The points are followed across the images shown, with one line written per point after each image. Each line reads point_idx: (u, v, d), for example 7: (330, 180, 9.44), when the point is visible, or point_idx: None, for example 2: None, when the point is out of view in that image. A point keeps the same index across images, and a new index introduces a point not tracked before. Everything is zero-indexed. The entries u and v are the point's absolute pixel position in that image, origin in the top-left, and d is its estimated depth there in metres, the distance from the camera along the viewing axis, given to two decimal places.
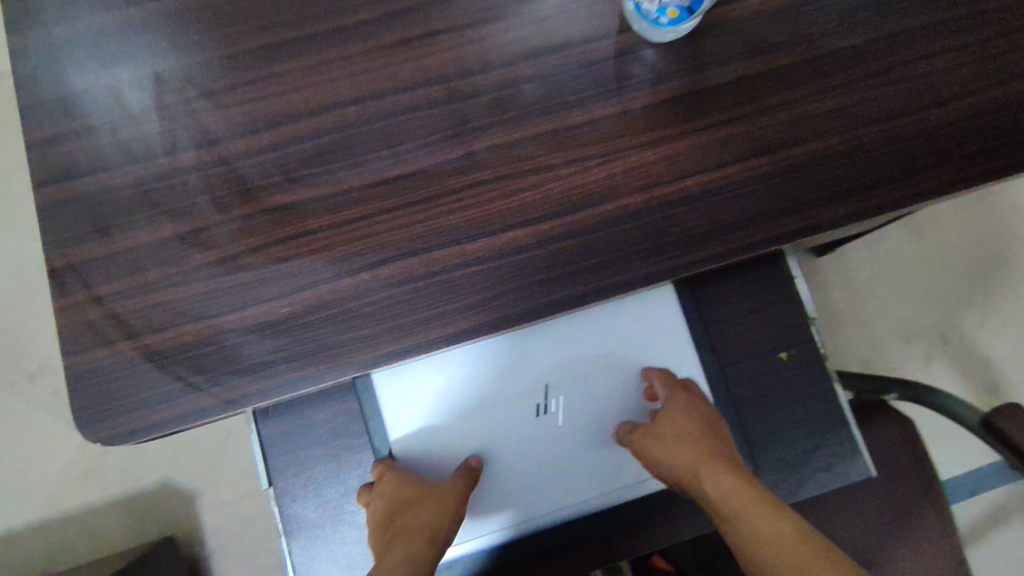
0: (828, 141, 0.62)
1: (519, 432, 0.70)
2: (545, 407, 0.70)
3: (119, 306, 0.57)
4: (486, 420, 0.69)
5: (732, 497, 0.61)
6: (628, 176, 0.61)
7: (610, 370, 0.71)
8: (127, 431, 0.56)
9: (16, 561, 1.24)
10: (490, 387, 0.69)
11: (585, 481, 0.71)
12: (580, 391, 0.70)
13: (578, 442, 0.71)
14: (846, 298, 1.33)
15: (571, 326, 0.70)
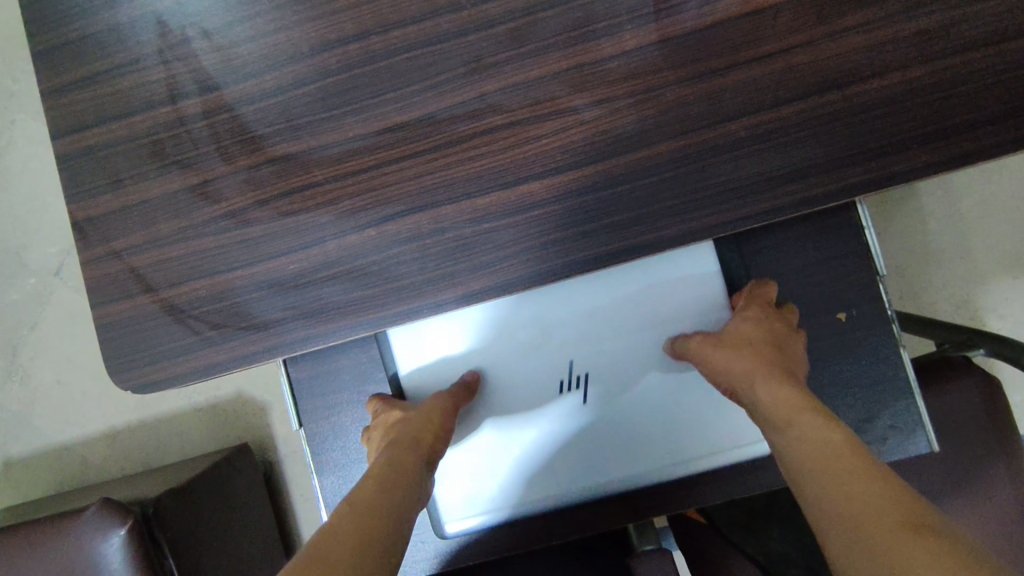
0: (911, 73, 0.51)
1: (543, 402, 0.68)
2: (569, 382, 0.67)
3: (137, 260, 0.58)
4: (506, 387, 0.68)
5: (784, 405, 0.54)
6: (662, 117, 0.54)
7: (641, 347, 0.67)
8: (154, 380, 0.58)
9: (120, 455, 1.40)
10: (510, 353, 0.67)
11: (610, 462, 0.68)
12: (606, 367, 0.67)
13: (604, 419, 0.68)
14: (942, 229, 1.17)
15: (601, 291, 0.66)
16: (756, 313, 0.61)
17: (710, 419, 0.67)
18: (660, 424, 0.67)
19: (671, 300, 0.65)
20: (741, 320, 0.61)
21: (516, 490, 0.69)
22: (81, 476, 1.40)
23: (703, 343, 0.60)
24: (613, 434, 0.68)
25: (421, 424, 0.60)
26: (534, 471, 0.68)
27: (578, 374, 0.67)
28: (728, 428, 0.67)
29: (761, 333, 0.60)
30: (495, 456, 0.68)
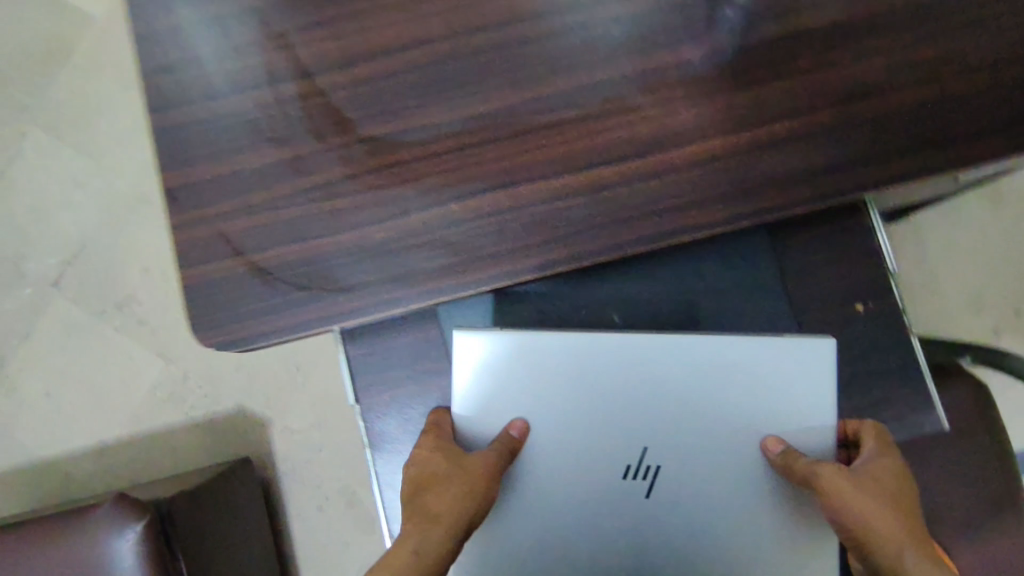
0: (923, 90, 0.61)
1: (601, 487, 0.65)
2: (638, 468, 0.64)
3: (228, 226, 0.62)
4: (564, 458, 0.65)
5: None
6: (716, 116, 0.62)
7: (728, 445, 0.64)
8: (238, 338, 0.61)
9: (108, 471, 1.35)
10: (579, 423, 0.65)
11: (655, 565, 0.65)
12: (682, 460, 0.64)
13: (662, 521, 0.65)
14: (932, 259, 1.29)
15: (698, 372, 0.64)
16: (890, 470, 0.57)
17: (772, 551, 0.64)
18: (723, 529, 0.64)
19: (780, 404, 0.63)
20: (876, 464, 0.57)
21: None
22: (63, 494, 1.35)
23: (839, 476, 0.55)
24: (662, 547, 0.65)
25: (469, 501, 0.57)
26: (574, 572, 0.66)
27: (649, 463, 0.64)
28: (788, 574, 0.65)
29: (902, 498, 0.54)
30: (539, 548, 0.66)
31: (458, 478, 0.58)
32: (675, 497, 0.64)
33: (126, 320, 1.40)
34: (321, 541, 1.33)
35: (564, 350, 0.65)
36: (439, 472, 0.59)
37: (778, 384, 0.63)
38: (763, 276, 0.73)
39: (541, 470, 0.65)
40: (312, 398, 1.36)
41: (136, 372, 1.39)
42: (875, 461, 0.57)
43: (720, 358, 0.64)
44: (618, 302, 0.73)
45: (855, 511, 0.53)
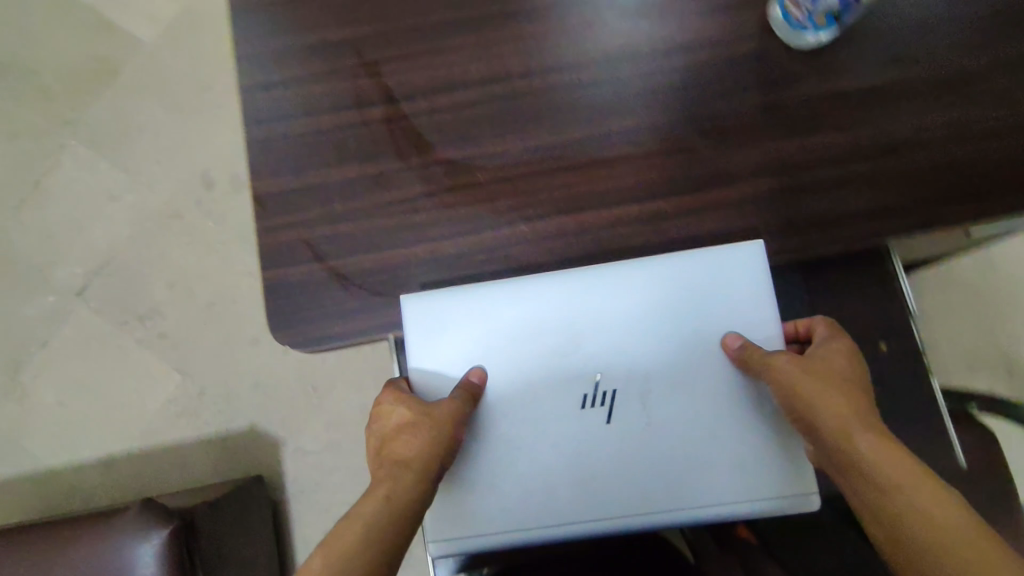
0: (947, 149, 0.68)
1: (562, 419, 0.66)
2: (593, 397, 0.66)
3: (311, 233, 0.66)
4: (517, 407, 0.66)
5: (892, 468, 0.52)
6: (764, 161, 0.68)
7: (678, 378, 0.66)
8: (311, 338, 0.64)
9: (114, 484, 1.34)
10: (535, 377, 0.66)
11: (645, 506, 0.65)
12: (637, 388, 0.66)
13: (643, 445, 0.65)
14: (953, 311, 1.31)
15: (633, 296, 0.67)
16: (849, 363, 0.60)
17: (749, 466, 0.65)
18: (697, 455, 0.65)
19: (718, 314, 0.67)
20: (837, 358, 0.60)
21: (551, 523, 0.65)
22: (65, 506, 1.33)
23: (797, 365, 0.59)
24: (642, 470, 0.65)
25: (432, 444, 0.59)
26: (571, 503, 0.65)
27: (605, 390, 0.66)
28: (769, 465, 0.65)
29: (849, 373, 0.59)
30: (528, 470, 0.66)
31: (420, 426, 0.60)
32: (639, 419, 0.66)
33: (148, 332, 1.42)
34: None
35: (517, 285, 0.66)
36: (400, 425, 0.61)
37: (719, 296, 0.67)
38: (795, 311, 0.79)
39: (502, 408, 0.66)
40: (327, 420, 1.37)
41: (152, 385, 1.40)
42: (837, 353, 0.61)
43: (671, 287, 0.67)
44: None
45: (820, 409, 0.56)
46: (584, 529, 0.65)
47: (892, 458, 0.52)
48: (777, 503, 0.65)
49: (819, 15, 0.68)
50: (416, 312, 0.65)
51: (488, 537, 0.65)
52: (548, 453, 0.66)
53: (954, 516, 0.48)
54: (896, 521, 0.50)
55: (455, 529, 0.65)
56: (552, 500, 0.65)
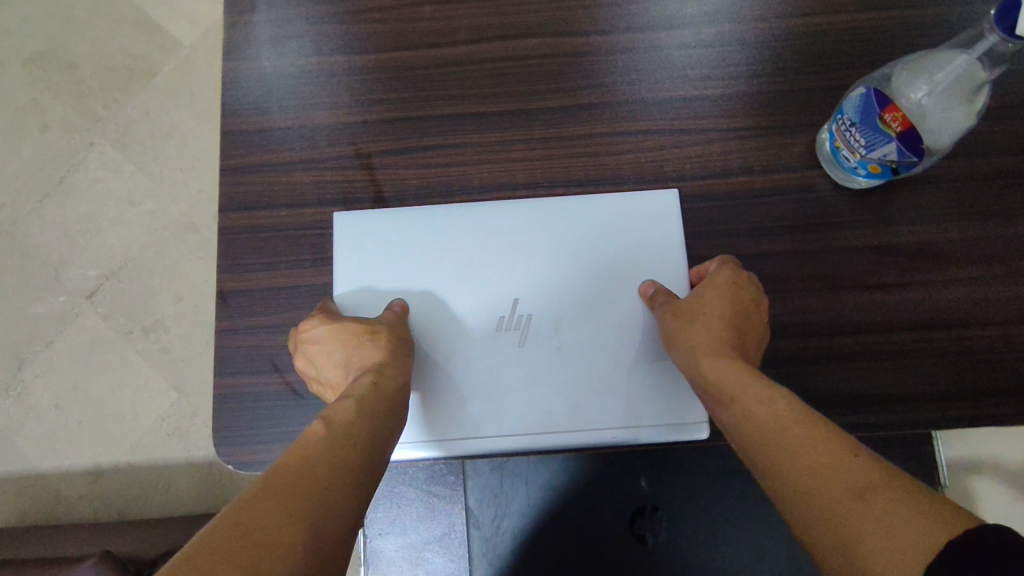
0: (1006, 330, 0.58)
1: (470, 338, 0.58)
2: (510, 319, 0.58)
3: (273, 340, 0.61)
4: (452, 320, 0.59)
5: (725, 378, 0.48)
6: (788, 319, 0.60)
7: (581, 317, 0.58)
8: (258, 460, 0.59)
9: (98, 496, 1.33)
10: (459, 294, 0.59)
11: (570, 382, 0.58)
12: (549, 317, 0.58)
13: (563, 380, 0.58)
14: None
15: (538, 241, 0.60)
16: (724, 292, 0.55)
17: (651, 399, 0.58)
18: (611, 362, 0.58)
19: (633, 268, 0.60)
20: (715, 293, 0.55)
21: (489, 385, 0.58)
22: (49, 513, 1.33)
23: (668, 316, 0.54)
24: (549, 390, 0.58)
25: (393, 345, 0.55)
26: (507, 360, 0.58)
27: (521, 313, 0.59)
28: (663, 405, 0.58)
29: (724, 304, 0.54)
30: (455, 389, 0.58)
31: (370, 337, 0.55)
32: (552, 351, 0.58)
33: (150, 345, 1.40)
34: None
35: (429, 213, 0.61)
36: (347, 349, 0.55)
37: (625, 241, 0.60)
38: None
39: (421, 326, 0.59)
40: None
41: (147, 399, 1.38)
42: (713, 288, 0.56)
43: (587, 233, 0.60)
44: (649, 467, 0.66)
45: (682, 354, 0.53)
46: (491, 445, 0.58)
47: (754, 402, 0.45)
48: (668, 434, 0.58)
49: (873, 164, 0.55)
50: (346, 242, 0.61)
51: (428, 446, 0.58)
52: (456, 376, 0.58)
53: (855, 465, 0.39)
54: (795, 503, 0.40)
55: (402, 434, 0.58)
56: (491, 418, 0.57)
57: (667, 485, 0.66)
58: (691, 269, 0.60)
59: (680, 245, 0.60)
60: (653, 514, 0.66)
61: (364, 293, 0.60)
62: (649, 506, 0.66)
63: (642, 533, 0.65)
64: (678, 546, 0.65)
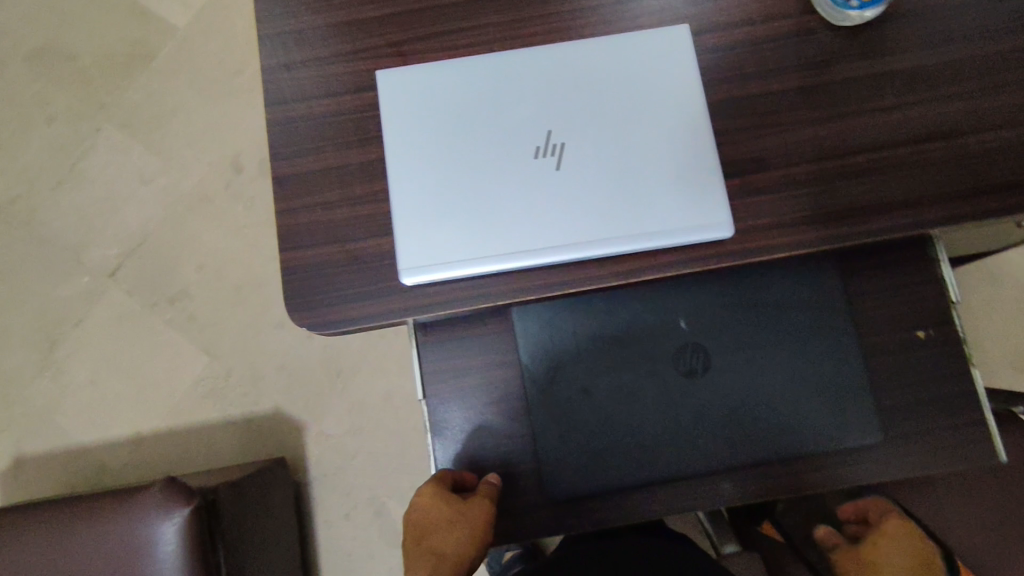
0: (999, 134, 0.64)
1: (510, 166, 0.64)
2: (546, 148, 0.64)
3: (330, 215, 0.66)
4: (492, 156, 0.64)
5: (903, 542, 0.68)
6: (801, 146, 0.65)
7: (610, 139, 0.64)
8: (328, 321, 0.64)
9: (142, 463, 1.37)
10: (496, 133, 0.64)
11: (605, 196, 0.63)
12: (581, 142, 0.64)
13: (599, 195, 0.63)
14: (1007, 309, 1.20)
15: (563, 80, 0.65)
16: (902, 548, 0.67)
17: (680, 203, 0.63)
18: (643, 174, 0.63)
19: (657, 100, 0.64)
20: (888, 544, 0.68)
21: (532, 209, 0.63)
22: (96, 483, 1.36)
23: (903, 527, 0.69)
24: (588, 209, 0.63)
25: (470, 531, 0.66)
26: (546, 184, 0.63)
27: (555, 142, 0.64)
28: (690, 203, 0.63)
29: (902, 534, 0.68)
30: (499, 212, 0.63)
31: (454, 520, 0.66)
32: (586, 171, 0.63)
33: (177, 314, 1.44)
34: (343, 551, 1.32)
35: (462, 66, 0.66)
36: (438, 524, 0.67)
37: (646, 70, 0.65)
38: (835, 290, 0.73)
39: (462, 168, 0.64)
40: (349, 403, 1.37)
41: (180, 366, 1.42)
42: (893, 544, 0.68)
43: (609, 68, 0.65)
44: (685, 306, 0.73)
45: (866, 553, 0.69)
46: (541, 261, 0.63)
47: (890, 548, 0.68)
48: (697, 236, 0.63)
49: None
50: (391, 119, 0.66)
51: (477, 265, 0.63)
52: (501, 209, 0.63)
53: None
54: None
55: (455, 254, 0.63)
56: (534, 236, 0.63)
57: (704, 319, 0.73)
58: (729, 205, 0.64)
59: (690, 62, 0.65)
60: (695, 351, 0.72)
61: (405, 146, 0.65)
62: (692, 343, 0.72)
63: (690, 370, 0.72)
64: (723, 378, 0.72)
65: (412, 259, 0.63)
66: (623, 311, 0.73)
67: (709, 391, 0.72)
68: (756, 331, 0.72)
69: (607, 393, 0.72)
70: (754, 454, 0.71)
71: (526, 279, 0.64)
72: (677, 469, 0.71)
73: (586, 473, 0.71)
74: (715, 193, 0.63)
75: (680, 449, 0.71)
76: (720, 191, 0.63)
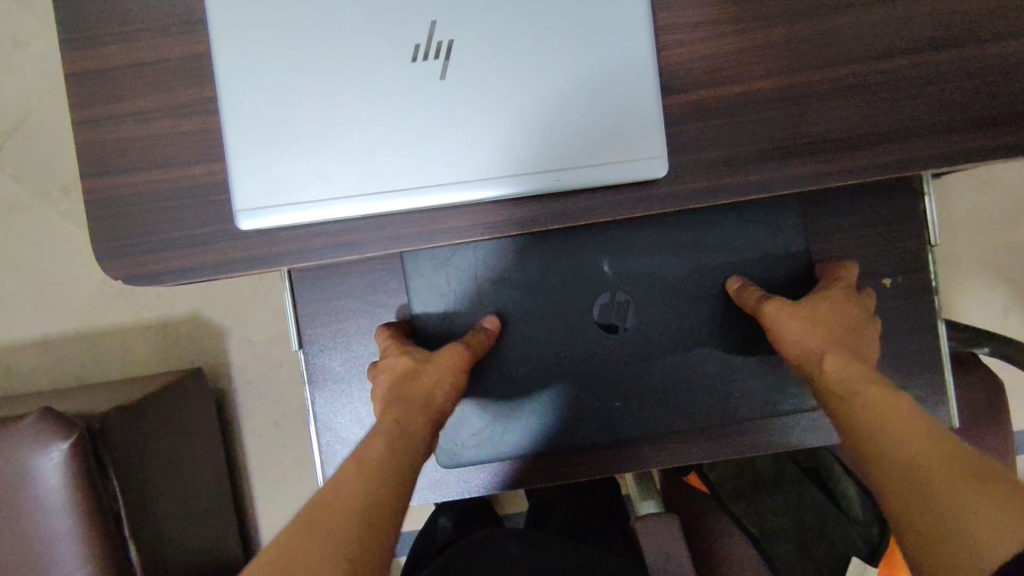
0: (1018, 43, 0.50)
1: (379, 70, 0.48)
2: (428, 48, 0.47)
3: (146, 130, 0.50)
4: (356, 55, 0.47)
5: (838, 320, 0.54)
6: (767, 55, 0.50)
7: (515, 37, 0.47)
8: (153, 273, 0.50)
9: (51, 367, 1.27)
10: (360, 22, 0.47)
11: (504, 118, 0.48)
12: (474, 40, 0.47)
13: (497, 115, 0.48)
14: (987, 224, 1.09)
15: None
16: (841, 300, 0.55)
17: (603, 129, 0.48)
18: (554, 88, 0.48)
19: None
20: (820, 303, 0.55)
21: (409, 133, 0.48)
22: (2, 388, 1.26)
23: (830, 294, 0.56)
24: (484, 134, 0.48)
25: (454, 375, 0.54)
26: (427, 98, 0.48)
27: (440, 39, 0.47)
28: (615, 130, 0.48)
29: (847, 306, 0.55)
30: (365, 137, 0.48)
31: (428, 363, 0.55)
32: (481, 83, 0.48)
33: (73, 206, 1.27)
34: (274, 457, 1.27)
35: None
36: (409, 371, 0.54)
37: None
38: (791, 229, 0.62)
39: (315, 72, 0.47)
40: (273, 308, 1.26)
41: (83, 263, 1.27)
42: (825, 298, 0.55)
43: None
44: (610, 249, 0.61)
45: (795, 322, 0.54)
46: (421, 202, 0.49)
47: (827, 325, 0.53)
48: (622, 173, 0.49)
49: None
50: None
51: (338, 207, 0.48)
52: (369, 132, 0.48)
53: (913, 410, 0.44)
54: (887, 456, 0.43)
55: (308, 192, 0.48)
56: (411, 170, 0.48)
57: (633, 264, 0.62)
58: (667, 133, 0.50)
59: None
60: (620, 302, 0.62)
61: (237, 38, 0.47)
62: (616, 292, 0.62)
63: (613, 323, 0.62)
64: (650, 334, 0.62)
65: (249, 197, 0.48)
66: (539, 249, 0.61)
67: (632, 348, 0.62)
68: (692, 279, 0.62)
69: (514, 347, 0.62)
70: (674, 418, 0.62)
71: (404, 224, 0.50)
72: (592, 435, 0.63)
73: (480, 441, 0.63)
74: (649, 121, 0.49)
75: (590, 411, 0.62)
76: (656, 114, 0.49)
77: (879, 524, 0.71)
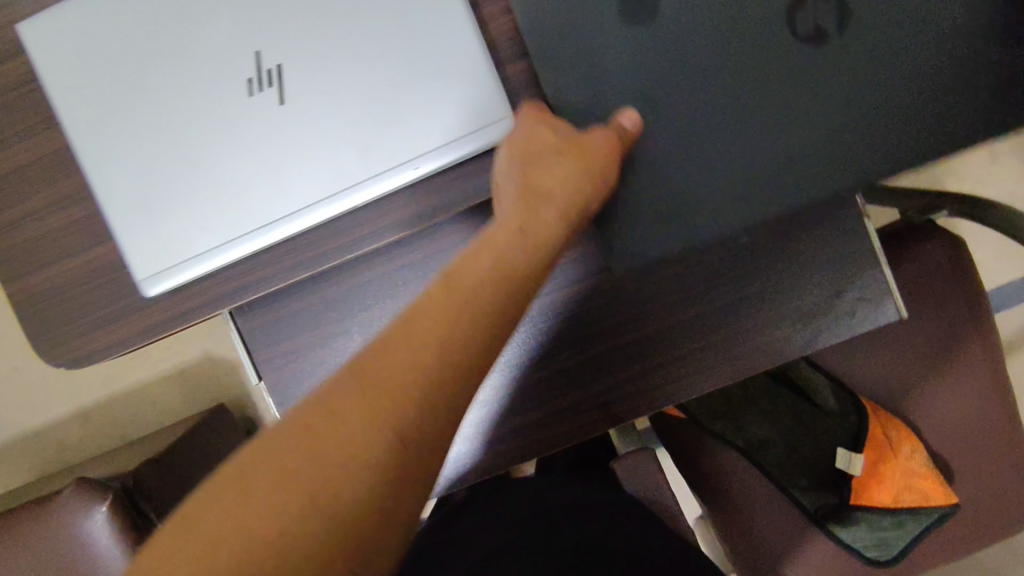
0: None
1: (222, 114, 0.49)
2: (259, 79, 0.49)
3: (44, 228, 0.53)
4: (200, 105, 0.49)
5: None
6: None
7: (334, 46, 0.48)
8: (89, 353, 0.54)
9: (94, 434, 1.36)
10: (195, 73, 0.49)
11: (349, 126, 0.49)
12: (299, 60, 0.48)
13: (342, 126, 0.49)
14: None
15: None
16: None
17: (449, 111, 0.48)
18: (388, 86, 0.48)
19: None
20: None
21: (266, 165, 0.49)
22: (59, 462, 1.36)
23: None
24: (335, 147, 0.49)
25: (592, 174, 0.46)
26: (274, 127, 0.49)
27: (268, 67, 0.48)
28: (460, 109, 0.48)
29: None
30: (229, 180, 0.50)
31: (573, 157, 0.46)
32: (319, 98, 0.49)
33: None
34: None
35: None
36: (556, 153, 0.47)
37: None
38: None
39: (169, 132, 0.49)
40: None
41: None
42: None
43: None
44: None
45: None
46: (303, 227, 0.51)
47: None
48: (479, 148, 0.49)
49: None
50: (55, 85, 0.50)
51: (226, 251, 0.51)
52: (230, 176, 0.50)
53: None
54: None
55: (195, 245, 0.50)
56: (279, 200, 0.50)
57: None
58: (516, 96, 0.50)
59: None
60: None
61: (90, 125, 0.50)
62: None
63: (812, 33, 0.47)
64: (860, 27, 0.47)
65: (145, 266, 0.51)
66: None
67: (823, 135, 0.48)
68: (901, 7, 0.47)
69: (673, 158, 0.49)
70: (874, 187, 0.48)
71: (299, 251, 0.53)
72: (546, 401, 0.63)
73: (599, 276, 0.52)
74: (490, 92, 0.48)
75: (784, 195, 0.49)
76: (494, 85, 0.48)
77: (855, 410, 0.75)
